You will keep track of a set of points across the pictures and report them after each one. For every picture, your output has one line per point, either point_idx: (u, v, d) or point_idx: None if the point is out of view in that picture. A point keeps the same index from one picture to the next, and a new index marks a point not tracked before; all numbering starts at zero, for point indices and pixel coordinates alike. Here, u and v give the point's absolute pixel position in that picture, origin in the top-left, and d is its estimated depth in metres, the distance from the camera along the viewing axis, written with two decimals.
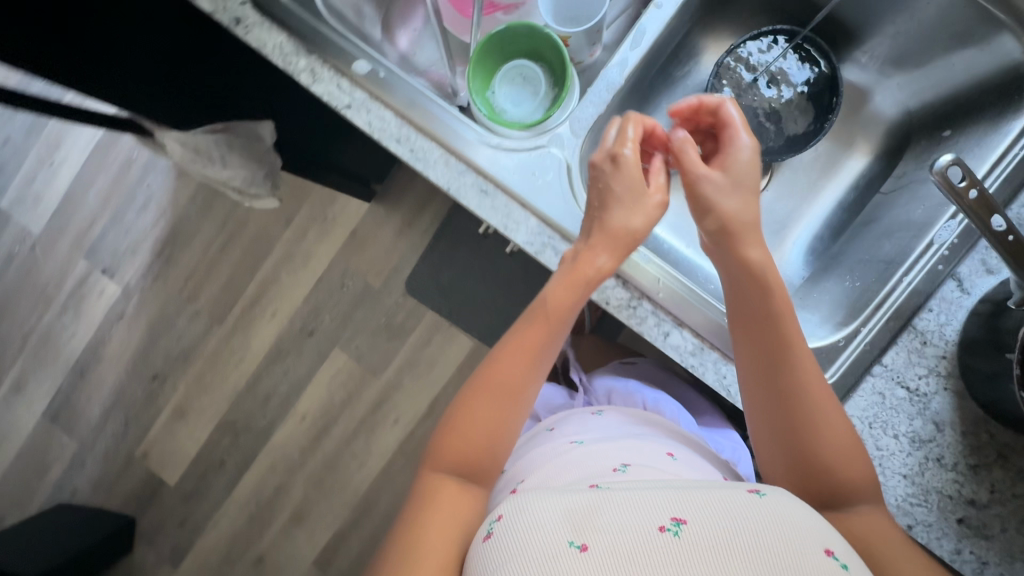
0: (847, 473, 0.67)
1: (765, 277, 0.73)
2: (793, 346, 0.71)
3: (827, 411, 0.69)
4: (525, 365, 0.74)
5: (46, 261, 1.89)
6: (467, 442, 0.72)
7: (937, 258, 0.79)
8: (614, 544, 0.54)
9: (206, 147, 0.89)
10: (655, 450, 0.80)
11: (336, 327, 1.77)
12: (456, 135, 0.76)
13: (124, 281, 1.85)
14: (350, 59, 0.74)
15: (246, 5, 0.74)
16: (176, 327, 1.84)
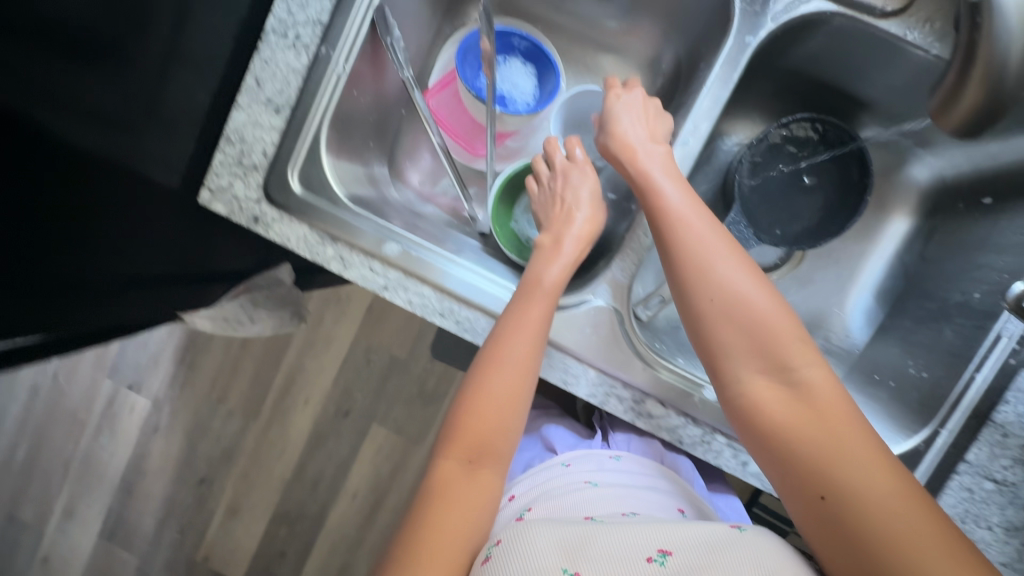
0: (821, 441, 0.50)
1: (701, 232, 0.57)
2: (756, 326, 0.54)
3: (812, 398, 0.52)
4: (522, 365, 0.61)
5: (71, 385, 1.53)
6: (455, 486, 0.57)
7: (1004, 350, 0.59)
8: (603, 566, 0.50)
9: (234, 313, 0.85)
10: (665, 502, 0.67)
11: (377, 402, 1.43)
12: (488, 297, 0.65)
13: (156, 392, 1.50)
14: (376, 240, 0.64)
15: (262, 201, 0.65)
16: (217, 425, 1.48)
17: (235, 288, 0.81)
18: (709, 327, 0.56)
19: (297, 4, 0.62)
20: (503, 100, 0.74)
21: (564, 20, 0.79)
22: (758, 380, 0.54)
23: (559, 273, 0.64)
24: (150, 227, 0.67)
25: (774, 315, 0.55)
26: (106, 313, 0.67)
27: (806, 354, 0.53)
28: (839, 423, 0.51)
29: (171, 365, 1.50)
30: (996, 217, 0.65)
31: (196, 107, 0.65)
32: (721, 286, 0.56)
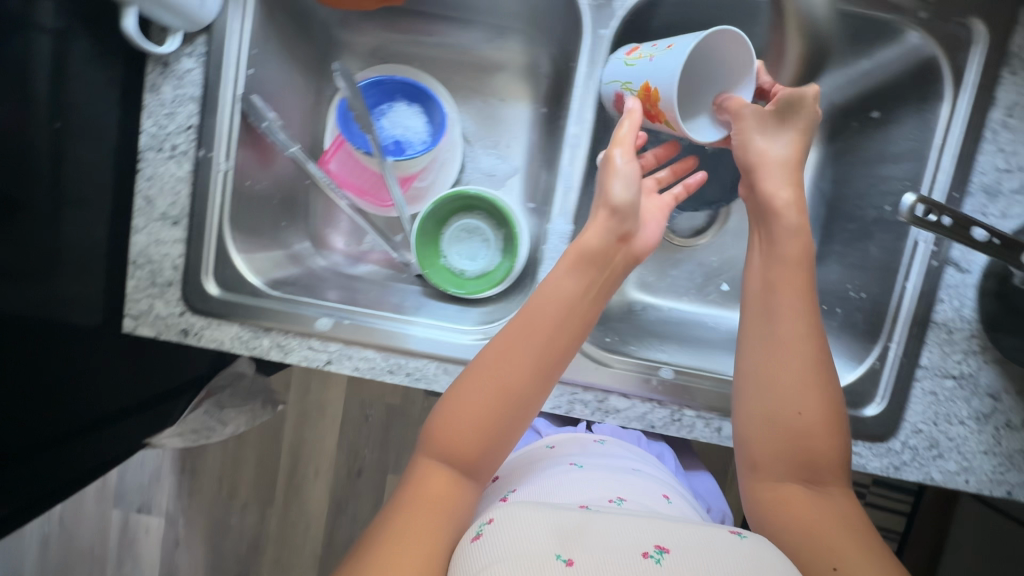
0: (841, 535, 0.47)
1: (768, 325, 0.55)
2: (814, 425, 0.52)
3: (834, 505, 0.50)
4: (505, 393, 0.52)
5: (79, 524, 1.39)
6: (425, 502, 0.49)
7: (925, 254, 0.61)
8: (600, 562, 0.43)
9: (196, 421, 0.82)
10: (649, 486, 0.64)
11: (387, 453, 1.32)
12: (431, 343, 0.64)
13: (166, 507, 1.37)
14: (309, 318, 0.64)
15: (187, 314, 0.64)
16: (235, 521, 1.36)
17: (199, 396, 0.81)
18: (759, 416, 0.54)
19: (164, 115, 0.62)
20: (399, 145, 0.75)
21: (437, 51, 0.80)
22: (791, 480, 0.52)
23: (558, 302, 0.55)
24: (90, 365, 0.64)
25: (821, 394, 0.53)
26: (80, 460, 0.65)
27: (836, 475, 0.52)
28: (864, 534, 0.47)
29: (171, 477, 1.37)
30: (887, 126, 0.67)
31: (97, 243, 0.62)
32: (781, 367, 0.54)
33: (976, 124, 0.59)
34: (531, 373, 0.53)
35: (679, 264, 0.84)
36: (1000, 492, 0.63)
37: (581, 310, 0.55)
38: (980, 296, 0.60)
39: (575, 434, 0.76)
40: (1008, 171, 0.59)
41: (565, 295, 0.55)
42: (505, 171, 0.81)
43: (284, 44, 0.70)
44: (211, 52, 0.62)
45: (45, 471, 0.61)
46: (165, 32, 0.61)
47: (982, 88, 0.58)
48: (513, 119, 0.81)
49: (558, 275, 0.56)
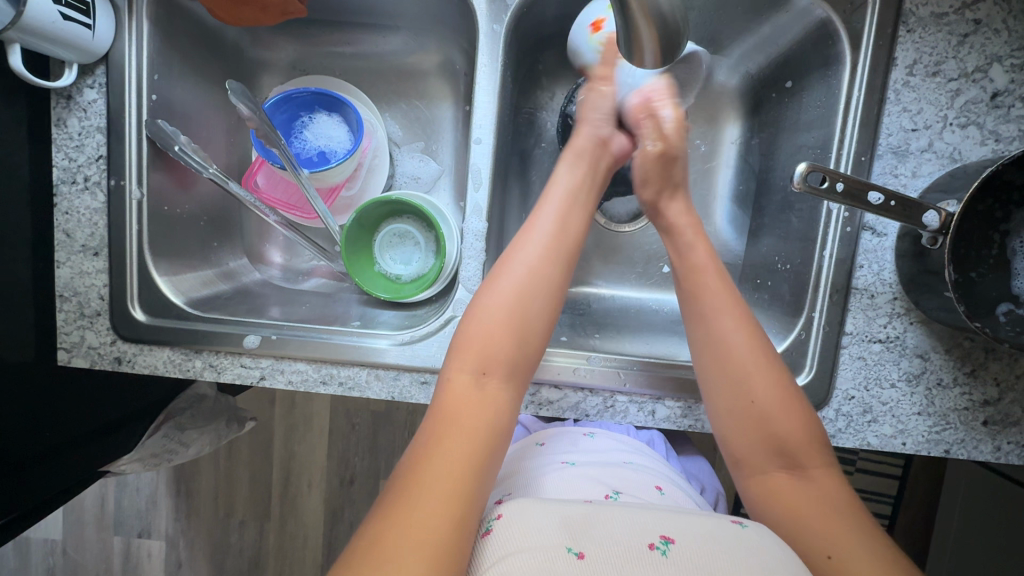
0: (821, 520, 0.51)
1: (709, 321, 0.58)
2: (770, 405, 0.55)
3: (817, 484, 0.53)
4: (511, 335, 0.56)
5: (82, 552, 1.28)
6: (447, 457, 0.50)
7: (839, 221, 0.62)
8: (609, 547, 0.46)
9: (160, 448, 0.78)
10: (641, 478, 0.64)
11: (378, 458, 1.19)
12: (359, 349, 0.65)
13: (166, 531, 1.24)
14: (237, 337, 0.65)
15: (118, 342, 0.66)
16: (235, 539, 1.24)
17: (157, 422, 0.76)
18: (730, 415, 0.57)
19: (73, 148, 0.64)
20: (324, 157, 0.74)
21: (355, 60, 0.80)
22: (778, 469, 0.55)
23: (543, 243, 0.59)
24: (34, 395, 0.62)
25: (799, 409, 0.55)
26: (38, 488, 0.61)
27: (817, 454, 0.55)
28: (834, 503, 0.52)
29: (168, 498, 1.24)
30: (798, 95, 0.67)
31: (20, 279, 0.61)
32: (749, 374, 0.56)
33: (875, 83, 0.59)
34: (527, 317, 0.57)
35: (625, 247, 0.83)
36: (935, 451, 0.62)
37: (564, 247, 0.59)
38: (897, 258, 0.60)
39: (562, 428, 0.75)
40: (915, 130, 0.59)
41: (552, 238, 0.59)
42: (435, 172, 0.81)
43: (192, 65, 0.71)
44: (111, 82, 0.64)
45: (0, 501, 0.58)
46: (63, 65, 0.63)
47: (880, 47, 0.58)
48: (439, 120, 0.81)
49: (538, 227, 0.60)
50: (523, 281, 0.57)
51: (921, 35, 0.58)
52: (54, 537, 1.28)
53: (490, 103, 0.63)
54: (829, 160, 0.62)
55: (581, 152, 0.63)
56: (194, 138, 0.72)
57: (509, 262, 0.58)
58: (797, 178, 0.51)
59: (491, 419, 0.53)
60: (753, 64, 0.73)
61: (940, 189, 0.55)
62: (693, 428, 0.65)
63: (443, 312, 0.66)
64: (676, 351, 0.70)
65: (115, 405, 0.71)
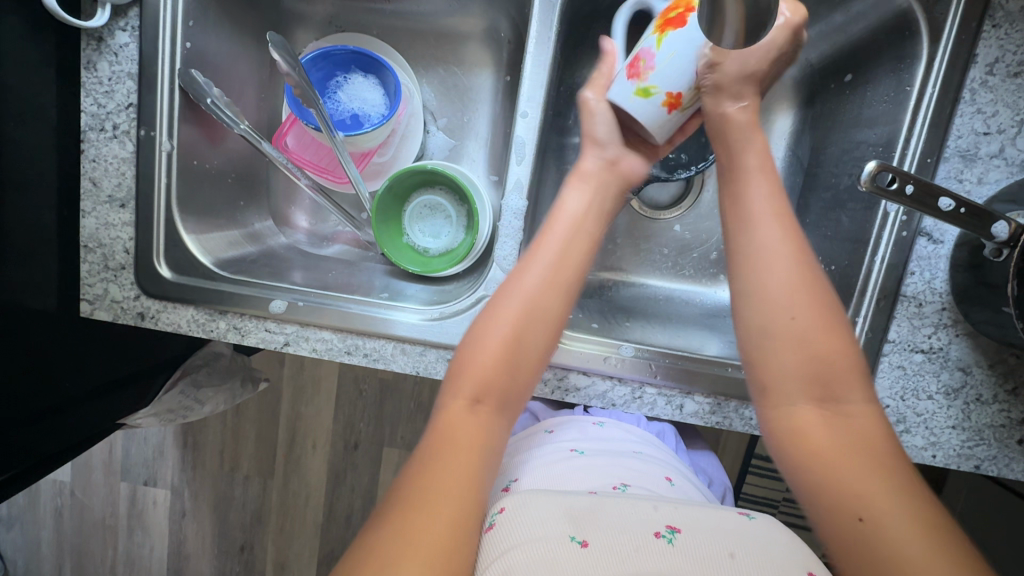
0: (858, 456, 0.48)
1: (744, 244, 0.55)
2: (813, 330, 0.51)
3: (850, 420, 0.49)
4: (510, 358, 0.54)
5: (90, 495, 1.30)
6: (434, 497, 0.46)
7: (896, 224, 0.59)
8: (613, 536, 0.45)
9: (177, 403, 0.78)
10: (652, 469, 0.63)
11: (385, 426, 1.19)
12: (384, 322, 0.64)
13: (171, 480, 1.26)
14: (261, 301, 0.64)
15: (142, 297, 0.64)
16: (239, 493, 1.25)
17: (173, 378, 0.76)
18: (764, 338, 0.53)
19: (102, 93, 0.62)
20: (358, 120, 0.72)
21: (395, 19, 0.76)
22: (806, 403, 0.51)
23: (546, 269, 0.57)
24: (60, 345, 0.61)
25: (815, 298, 0.52)
26: (62, 436, 0.62)
27: (856, 388, 0.51)
28: (870, 440, 0.48)
29: (175, 449, 1.25)
30: (861, 89, 0.64)
31: (45, 226, 0.59)
32: (767, 268, 0.53)
33: (951, 81, 0.55)
34: (523, 338, 0.55)
35: (657, 234, 0.81)
36: (965, 466, 0.61)
37: (569, 276, 0.57)
38: (952, 268, 0.58)
39: (572, 415, 0.73)
40: (987, 134, 0.56)
41: (552, 264, 0.57)
42: (468, 144, 0.78)
43: (228, 14, 0.68)
44: (145, 26, 0.61)
45: (19, 449, 0.58)
46: (95, 5, 0.60)
47: (961, 42, 0.55)
48: (477, 89, 0.78)
49: (541, 250, 0.58)
50: (519, 304, 0.55)
51: (1007, 31, 0.54)
52: (63, 478, 1.31)
53: (539, 76, 0.60)
54: (891, 159, 0.59)
55: (587, 175, 0.61)
56: (225, 92, 0.70)
57: (505, 289, 0.57)
58: (864, 176, 0.48)
59: (485, 449, 0.51)
60: (818, 52, 0.69)
61: (1007, 198, 0.52)
62: (720, 425, 0.64)
63: (474, 290, 0.64)
64: (705, 345, 0.68)
65: (134, 359, 0.70)
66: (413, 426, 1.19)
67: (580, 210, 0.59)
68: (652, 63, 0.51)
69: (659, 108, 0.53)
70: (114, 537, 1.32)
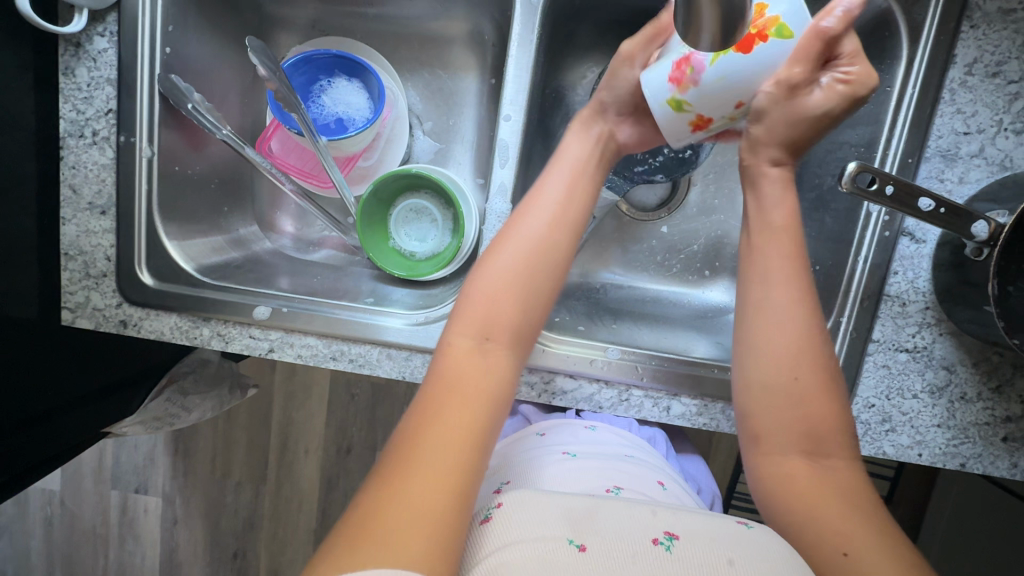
0: (841, 504, 0.48)
1: (752, 289, 0.55)
2: (812, 391, 0.52)
3: (836, 473, 0.50)
4: (517, 296, 0.53)
5: (79, 504, 1.29)
6: (437, 441, 0.45)
7: (877, 224, 0.59)
8: (612, 542, 0.44)
9: (164, 411, 0.77)
10: (643, 473, 0.62)
11: (377, 430, 1.19)
12: (370, 327, 0.63)
13: (162, 488, 1.25)
14: (247, 307, 0.63)
15: (124, 305, 0.64)
16: (231, 500, 1.24)
17: (160, 386, 0.75)
18: (762, 392, 0.53)
19: (81, 99, 0.61)
20: (342, 124, 0.71)
21: (379, 22, 0.76)
22: (795, 453, 0.51)
23: (551, 207, 0.55)
24: (42, 354, 0.60)
25: (817, 354, 0.53)
26: (45, 445, 0.61)
27: (844, 444, 0.52)
28: (854, 491, 0.49)
29: (165, 456, 1.24)
30: None
31: (24, 234, 0.58)
32: (774, 316, 0.53)
33: (930, 82, 0.56)
34: (529, 277, 0.54)
35: (644, 235, 0.81)
36: (951, 465, 0.61)
37: (575, 214, 0.56)
38: (934, 267, 0.58)
39: (563, 419, 0.73)
40: (966, 134, 0.56)
41: (558, 203, 0.56)
42: (454, 147, 0.78)
43: (208, 18, 0.67)
44: (123, 31, 0.61)
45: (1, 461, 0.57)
46: (72, 10, 0.60)
47: (940, 43, 0.55)
48: (462, 92, 0.77)
49: (546, 191, 0.56)
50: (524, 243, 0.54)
51: (985, 31, 0.54)
52: (52, 488, 1.29)
53: (522, 79, 0.60)
54: (873, 159, 0.59)
55: (588, 121, 0.59)
56: (207, 97, 0.69)
57: (508, 228, 0.55)
58: (846, 176, 0.48)
59: (493, 388, 0.50)
60: None
61: (987, 197, 0.53)
62: (707, 427, 0.64)
63: None
64: (693, 346, 0.68)
65: (117, 368, 0.69)
66: None
67: (579, 156, 0.58)
68: (698, 74, 0.47)
69: (683, 125, 0.50)
70: (104, 546, 1.30)
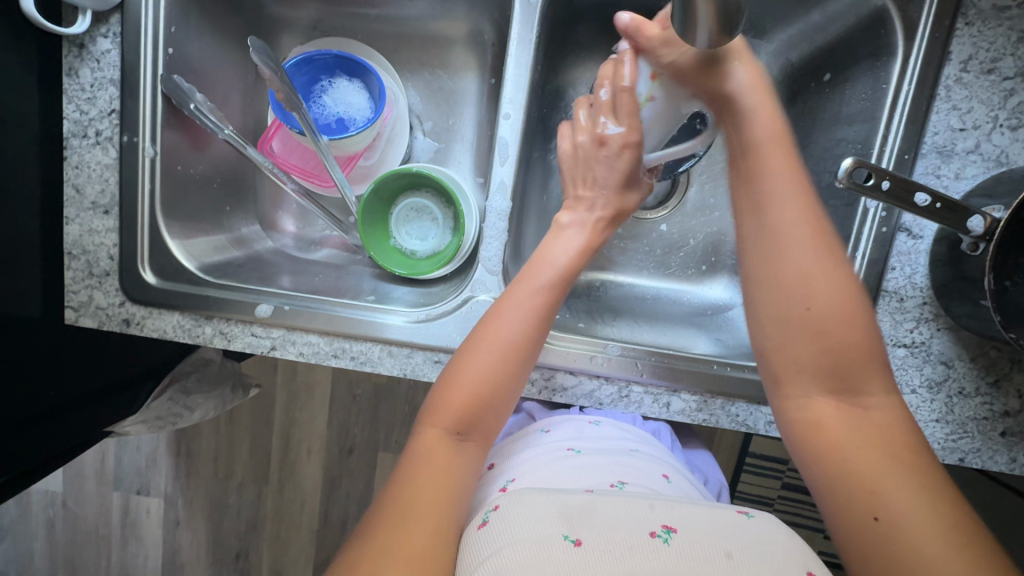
0: (875, 448, 0.48)
1: (763, 229, 0.55)
2: (831, 320, 0.51)
3: (868, 413, 0.50)
4: (485, 391, 0.55)
5: (82, 505, 1.29)
6: (409, 531, 0.46)
7: (875, 220, 0.60)
8: (607, 535, 0.45)
9: (167, 410, 0.77)
10: (649, 467, 0.63)
11: (379, 431, 1.19)
12: (372, 324, 0.64)
13: (164, 489, 1.25)
14: (249, 305, 0.64)
15: (127, 303, 0.64)
16: (233, 501, 1.24)
17: (163, 384, 0.75)
18: (779, 330, 0.53)
19: (85, 100, 0.62)
20: (343, 124, 0.72)
21: (379, 23, 0.77)
22: (821, 393, 0.51)
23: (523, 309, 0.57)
24: (45, 352, 0.61)
25: (838, 279, 0.52)
26: (49, 443, 0.61)
27: (875, 378, 0.51)
28: (891, 431, 0.49)
29: (168, 457, 1.24)
30: (840, 88, 0.65)
31: (28, 234, 0.59)
32: (789, 250, 0.53)
33: (925, 79, 0.56)
34: (504, 374, 0.55)
35: (644, 234, 0.81)
36: (949, 459, 0.61)
37: (547, 312, 0.58)
38: (931, 263, 0.59)
39: (568, 414, 0.73)
40: (963, 130, 0.56)
41: (534, 304, 0.58)
42: (454, 147, 0.79)
43: (210, 20, 0.68)
44: (126, 33, 0.61)
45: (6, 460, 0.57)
46: (76, 12, 0.60)
47: (935, 40, 0.55)
48: (462, 92, 0.78)
49: (521, 289, 0.58)
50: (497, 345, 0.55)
51: (980, 28, 0.55)
52: (54, 489, 1.30)
53: (521, 78, 0.60)
54: (870, 156, 0.60)
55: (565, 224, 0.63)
56: (209, 98, 0.70)
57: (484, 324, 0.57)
58: (841, 173, 0.48)
59: (459, 483, 0.52)
60: (798, 51, 0.69)
61: (983, 193, 0.53)
62: (707, 422, 0.65)
63: (460, 292, 0.65)
64: (692, 343, 0.69)
65: (120, 367, 0.69)
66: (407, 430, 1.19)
67: (558, 262, 0.60)
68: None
69: None
70: (106, 548, 1.30)
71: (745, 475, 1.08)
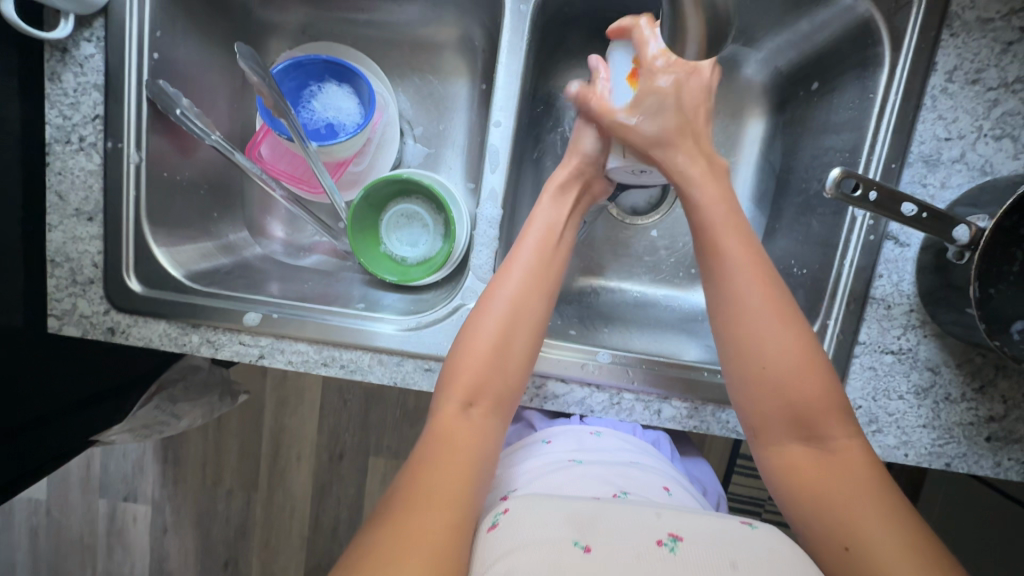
0: (844, 488, 0.48)
1: (718, 283, 0.55)
2: (787, 375, 0.52)
3: (839, 456, 0.50)
4: (497, 363, 0.55)
5: (66, 514, 1.27)
6: (429, 504, 0.46)
7: (862, 228, 0.60)
8: (616, 545, 0.44)
9: (153, 418, 0.76)
10: (649, 479, 0.62)
11: (370, 435, 1.18)
12: (362, 333, 0.63)
13: (151, 496, 1.24)
14: (237, 313, 0.63)
15: (111, 312, 0.63)
16: (222, 508, 1.23)
17: (149, 393, 0.74)
18: (744, 385, 0.53)
19: (68, 105, 0.61)
20: (332, 129, 0.71)
21: (369, 28, 0.76)
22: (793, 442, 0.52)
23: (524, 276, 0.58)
24: (28, 361, 0.59)
25: (794, 329, 0.52)
26: (34, 454, 0.60)
27: (841, 424, 0.51)
28: (859, 472, 0.49)
29: (155, 464, 1.22)
30: (827, 97, 0.65)
31: (10, 241, 0.58)
32: (748, 304, 0.53)
33: (910, 89, 0.57)
34: (513, 346, 0.56)
35: (635, 239, 0.82)
36: (936, 465, 0.62)
37: (549, 276, 0.59)
38: (918, 271, 0.59)
39: (568, 424, 0.73)
40: (948, 139, 0.57)
41: (531, 271, 0.58)
42: (445, 153, 0.78)
43: (197, 24, 0.67)
44: (111, 36, 0.60)
45: None
46: (58, 16, 0.59)
47: (921, 51, 0.56)
48: (452, 98, 0.78)
49: (519, 257, 0.59)
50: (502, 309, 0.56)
51: (964, 40, 0.56)
52: (38, 497, 1.27)
53: (511, 85, 0.60)
54: (857, 164, 0.60)
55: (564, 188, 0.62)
56: (196, 102, 0.69)
57: (488, 294, 0.58)
58: (829, 183, 0.48)
59: (478, 458, 0.51)
60: (786, 60, 0.70)
61: (969, 202, 0.54)
62: (698, 429, 0.65)
63: (452, 299, 0.64)
64: (683, 350, 0.69)
65: (106, 375, 0.68)
66: (399, 434, 1.18)
67: (552, 220, 0.61)
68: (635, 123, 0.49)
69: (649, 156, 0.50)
70: (92, 557, 1.28)
71: (736, 477, 1.08)
